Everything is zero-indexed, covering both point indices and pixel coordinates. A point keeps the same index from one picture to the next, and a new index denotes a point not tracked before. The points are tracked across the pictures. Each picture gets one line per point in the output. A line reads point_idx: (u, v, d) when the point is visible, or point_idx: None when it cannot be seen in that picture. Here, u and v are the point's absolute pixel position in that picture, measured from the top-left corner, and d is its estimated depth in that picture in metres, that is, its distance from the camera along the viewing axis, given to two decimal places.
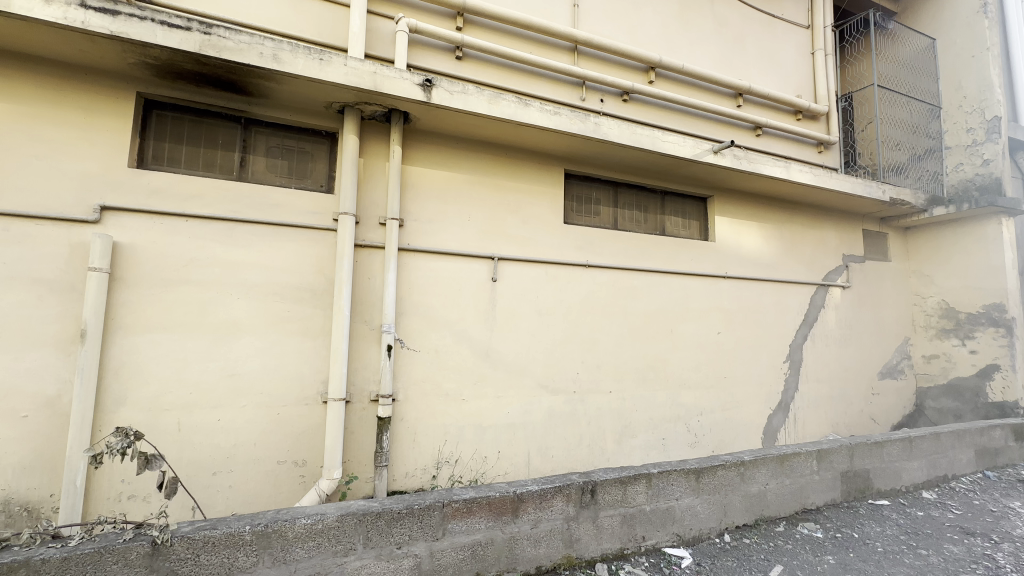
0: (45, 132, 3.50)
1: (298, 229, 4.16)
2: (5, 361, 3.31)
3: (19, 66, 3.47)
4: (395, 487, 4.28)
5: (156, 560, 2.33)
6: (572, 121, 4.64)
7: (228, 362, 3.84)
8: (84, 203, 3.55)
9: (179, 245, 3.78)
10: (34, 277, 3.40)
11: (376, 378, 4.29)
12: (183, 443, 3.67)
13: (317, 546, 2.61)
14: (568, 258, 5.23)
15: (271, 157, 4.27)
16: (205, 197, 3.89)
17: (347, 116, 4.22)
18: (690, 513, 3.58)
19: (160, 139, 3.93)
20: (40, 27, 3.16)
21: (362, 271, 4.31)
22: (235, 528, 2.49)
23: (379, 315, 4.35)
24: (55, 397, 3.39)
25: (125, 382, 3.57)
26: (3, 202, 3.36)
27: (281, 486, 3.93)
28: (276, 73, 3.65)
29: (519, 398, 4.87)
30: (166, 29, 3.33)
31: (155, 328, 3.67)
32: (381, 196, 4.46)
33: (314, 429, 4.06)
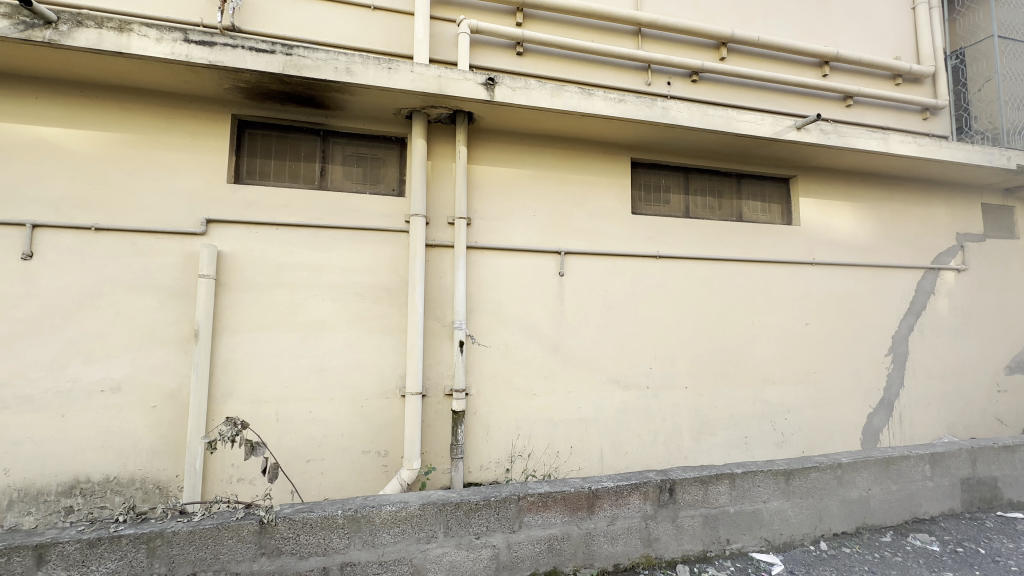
0: (160, 156, 3.97)
1: (374, 232, 4.39)
2: (137, 358, 3.81)
3: (137, 99, 3.96)
4: (471, 478, 4.41)
5: (264, 538, 2.58)
6: (638, 107, 4.48)
7: (316, 358, 4.15)
8: (192, 217, 3.98)
9: (271, 251, 4.13)
10: (157, 284, 3.88)
11: (450, 372, 4.44)
12: (281, 432, 4.02)
13: (402, 532, 2.76)
14: (637, 249, 5.07)
15: (347, 165, 4.53)
16: (291, 206, 4.21)
17: (415, 121, 4.38)
18: (780, 517, 3.35)
19: (252, 155, 4.31)
20: (153, 64, 3.57)
21: (433, 270, 4.47)
22: (329, 512, 2.69)
23: (450, 312, 4.48)
24: (176, 390, 3.85)
25: (231, 376, 3.97)
26: (131, 220, 3.86)
27: (366, 474, 4.18)
28: (350, 85, 3.86)
29: (590, 393, 4.81)
30: (254, 54, 3.64)
31: (254, 328, 4.05)
32: (449, 196, 4.58)
33: (394, 422, 4.27)
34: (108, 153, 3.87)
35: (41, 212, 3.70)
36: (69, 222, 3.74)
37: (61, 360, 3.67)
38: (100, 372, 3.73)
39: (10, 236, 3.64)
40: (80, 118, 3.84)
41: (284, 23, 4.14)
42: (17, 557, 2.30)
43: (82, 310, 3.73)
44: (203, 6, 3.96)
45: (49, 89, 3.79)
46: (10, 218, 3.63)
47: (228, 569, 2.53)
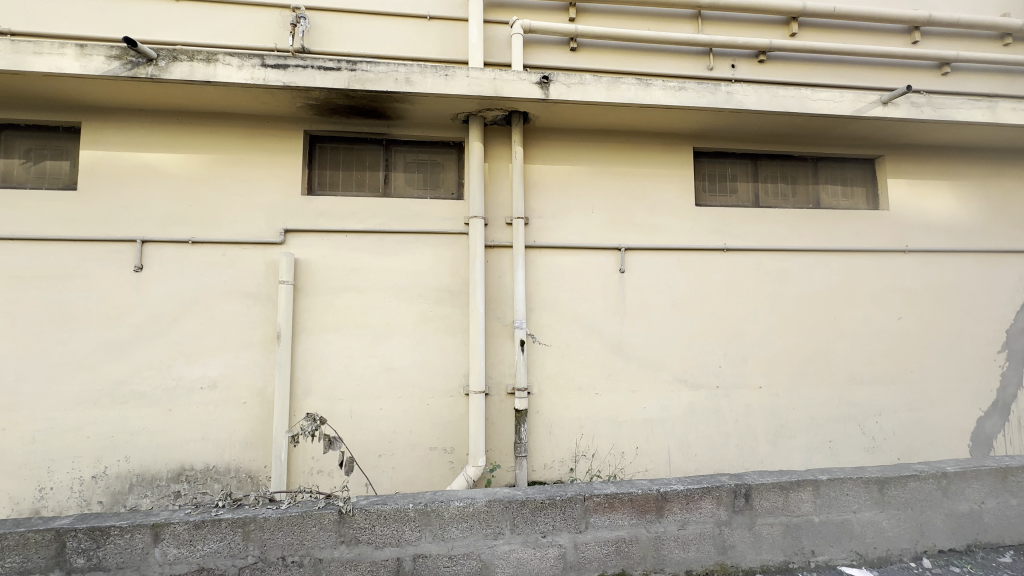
0: (244, 173, 4.33)
1: (436, 235, 4.52)
2: (229, 358, 4.18)
3: (224, 122, 4.34)
4: (535, 477, 4.43)
5: (344, 527, 2.74)
6: (700, 94, 4.28)
7: (385, 358, 4.35)
8: (273, 228, 4.31)
9: (342, 257, 4.38)
10: (245, 291, 4.24)
11: (512, 371, 4.48)
12: (355, 428, 4.26)
13: (470, 527, 2.83)
14: (702, 243, 4.85)
15: (409, 172, 4.70)
16: (359, 213, 4.44)
17: (472, 124, 4.47)
18: (874, 529, 3.07)
19: (323, 168, 4.59)
20: (236, 89, 3.90)
21: (493, 271, 4.53)
22: (401, 505, 2.81)
23: (510, 312, 4.53)
24: (263, 387, 4.19)
25: (309, 375, 4.25)
26: (221, 232, 4.25)
27: (434, 470, 4.32)
28: (410, 95, 4.02)
29: (655, 393, 4.67)
30: (322, 72, 3.87)
31: (328, 330, 4.31)
32: (506, 197, 4.62)
33: (459, 420, 4.38)
34: (201, 173, 4.28)
35: (148, 229, 4.17)
36: (171, 237, 4.18)
37: (167, 360, 4.11)
38: (199, 371, 4.14)
39: (124, 251, 4.13)
40: (177, 143, 4.28)
41: (348, 41, 4.38)
42: (138, 535, 2.61)
43: (183, 316, 4.16)
44: (277, 32, 4.26)
45: (152, 119, 4.26)
46: (124, 235, 4.13)
47: (312, 554, 2.71)
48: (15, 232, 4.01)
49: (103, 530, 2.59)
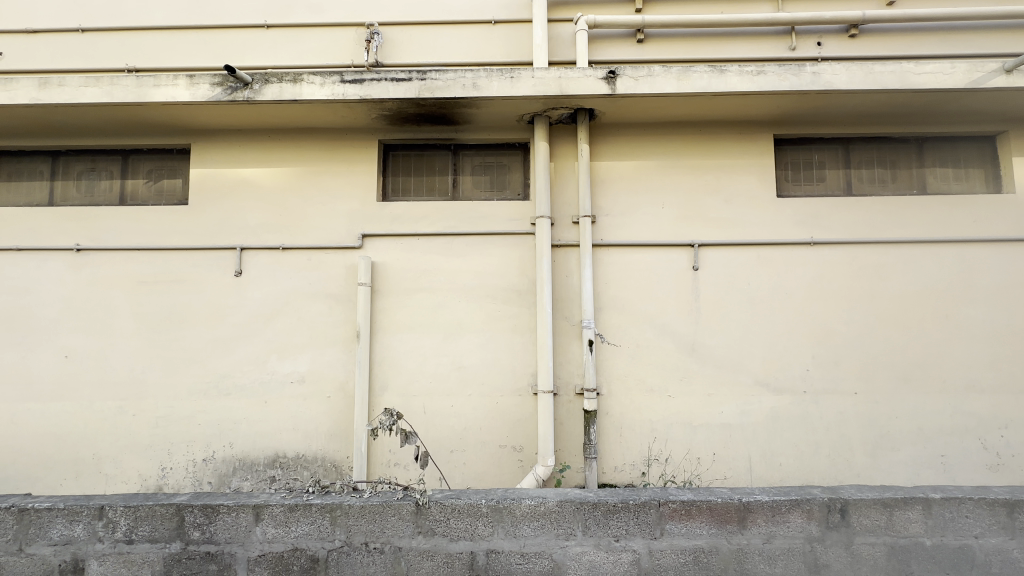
0: (326, 183, 4.65)
1: (503, 236, 4.58)
2: (315, 355, 4.50)
3: (308, 136, 4.70)
4: (606, 479, 4.35)
5: (421, 518, 2.86)
6: (781, 77, 4.00)
7: (455, 356, 4.47)
8: (352, 233, 4.59)
9: (415, 259, 4.57)
10: (328, 292, 4.55)
11: (580, 371, 4.43)
12: (428, 423, 4.42)
13: (542, 526, 2.84)
14: (786, 237, 4.52)
15: (476, 175, 4.80)
16: (429, 217, 4.60)
17: (538, 124, 4.49)
18: (1001, 558, 2.70)
19: (396, 174, 4.81)
20: (318, 106, 4.21)
21: (560, 270, 4.51)
22: (474, 500, 2.88)
23: (578, 311, 4.48)
24: (344, 382, 4.47)
25: (385, 372, 4.48)
26: (307, 239, 4.59)
27: (504, 468, 4.37)
28: (477, 99, 4.12)
29: (734, 397, 4.41)
30: (395, 84, 4.08)
31: (403, 329, 4.52)
32: (573, 196, 4.59)
33: (527, 419, 4.40)
34: (289, 184, 4.65)
35: (245, 237, 4.60)
36: (264, 244, 4.59)
37: (262, 356, 4.51)
38: (290, 366, 4.50)
39: (227, 258, 4.59)
40: (268, 158, 4.68)
41: (418, 52, 4.56)
42: (242, 513, 2.88)
43: (276, 316, 4.54)
44: (353, 49, 4.53)
45: (248, 137, 4.70)
46: (225, 244, 4.58)
47: (392, 542, 2.85)
48: (140, 243, 4.59)
49: (214, 507, 2.90)
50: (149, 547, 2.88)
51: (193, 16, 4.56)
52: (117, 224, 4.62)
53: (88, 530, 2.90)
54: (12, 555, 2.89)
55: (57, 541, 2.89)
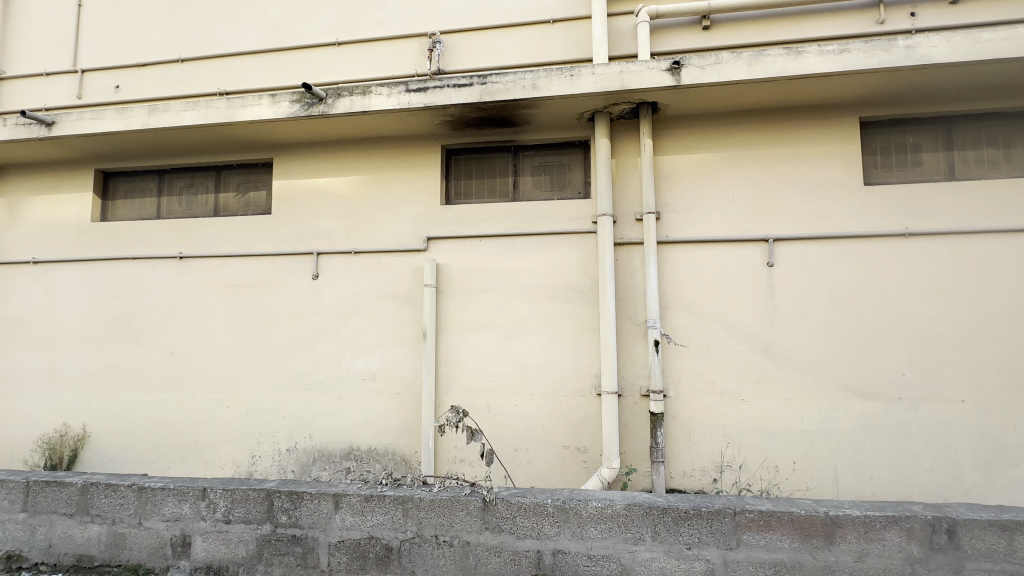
0: (393, 189, 4.86)
1: (564, 236, 4.55)
2: (385, 353, 4.72)
3: (376, 145, 4.93)
4: (674, 485, 4.20)
5: (488, 514, 2.91)
6: (868, 54, 3.67)
7: (518, 356, 4.51)
8: (418, 236, 4.77)
9: (477, 260, 4.67)
10: (396, 294, 4.75)
11: (645, 372, 4.31)
12: (492, 421, 4.49)
13: (609, 529, 2.79)
14: (875, 228, 4.14)
15: (536, 175, 4.80)
16: (491, 218, 4.68)
17: (598, 121, 4.42)
18: None
19: (458, 178, 4.92)
20: (385, 115, 4.41)
21: (623, 269, 4.42)
22: (540, 499, 2.89)
23: (642, 311, 4.37)
24: (412, 380, 4.65)
25: (451, 370, 4.61)
26: (377, 243, 4.83)
27: (568, 468, 4.35)
28: (537, 99, 4.13)
29: (816, 402, 4.10)
30: (457, 90, 4.19)
31: (467, 329, 4.62)
32: (636, 193, 4.48)
33: (591, 420, 4.35)
34: (359, 191, 4.91)
35: (321, 242, 4.92)
36: (338, 248, 4.87)
37: (338, 354, 4.80)
38: (362, 364, 4.75)
39: (305, 262, 4.92)
40: (340, 167, 4.97)
41: (478, 57, 4.65)
42: (323, 501, 3.08)
43: (349, 316, 4.81)
44: (417, 59, 4.71)
45: (323, 149, 5.02)
46: (304, 249, 4.92)
47: (461, 536, 2.93)
48: (232, 250, 5.04)
49: (299, 494, 3.12)
50: (244, 527, 3.15)
51: (274, 40, 4.94)
52: (212, 233, 5.11)
53: (194, 508, 3.22)
54: (134, 527, 3.28)
55: (168, 517, 3.24)
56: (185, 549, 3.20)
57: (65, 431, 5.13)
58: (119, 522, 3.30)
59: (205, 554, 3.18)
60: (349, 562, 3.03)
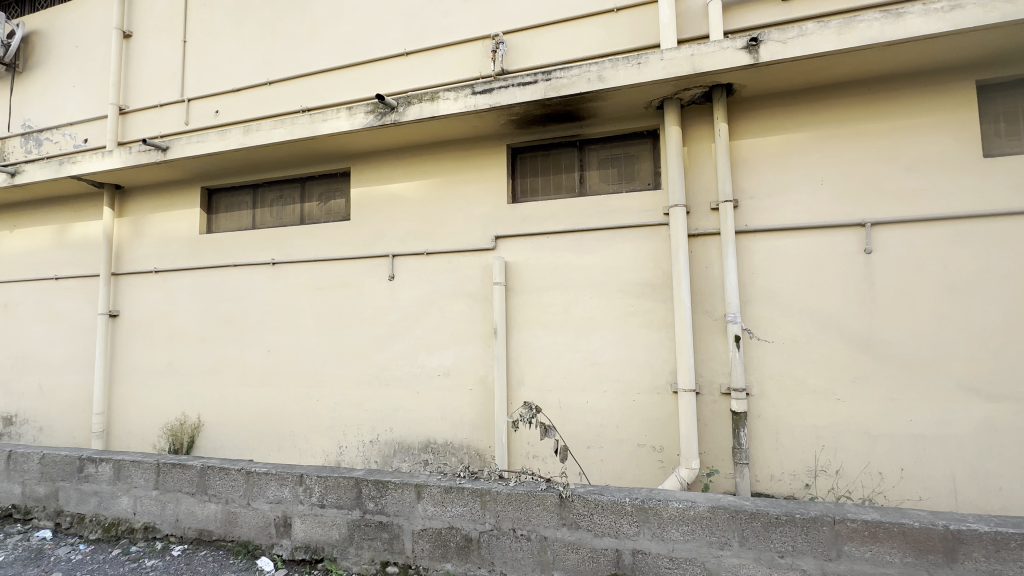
0: (461, 190, 4.99)
1: (634, 229, 4.43)
2: (458, 350, 4.87)
3: (444, 149, 5.09)
4: (760, 488, 3.97)
5: (565, 511, 2.91)
6: (986, 8, 3.22)
7: (589, 353, 4.46)
8: (486, 236, 4.86)
9: (545, 257, 4.67)
10: (467, 292, 4.87)
11: (726, 370, 4.10)
12: (564, 418, 4.49)
13: (692, 532, 2.69)
14: (998, 206, 3.63)
15: (603, 168, 4.72)
16: (558, 214, 4.66)
17: (668, 108, 4.25)
18: None
19: (524, 176, 4.95)
20: (452, 119, 4.54)
21: (698, 262, 4.23)
22: (617, 498, 2.85)
23: (721, 304, 4.15)
24: (484, 376, 4.75)
25: (521, 366, 4.67)
26: (447, 243, 4.99)
27: (643, 467, 4.24)
28: (603, 91, 4.06)
29: (927, 403, 3.68)
30: (521, 88, 4.22)
31: (537, 325, 4.65)
32: (711, 181, 4.26)
33: (667, 419, 4.20)
34: (429, 194, 5.10)
35: (396, 245, 5.17)
36: (411, 250, 5.09)
37: (413, 351, 5.01)
38: (436, 361, 4.93)
39: (382, 265, 5.19)
40: (412, 172, 5.19)
41: (541, 54, 4.65)
42: (406, 490, 3.24)
43: (423, 315, 5.01)
44: (480, 61, 4.79)
45: (395, 156, 5.27)
46: (380, 252, 5.20)
47: (538, 531, 2.95)
48: (317, 255, 5.44)
49: (384, 483, 3.31)
50: (336, 512, 3.40)
51: (348, 56, 5.26)
52: (299, 240, 5.54)
53: (293, 492, 3.52)
54: (243, 507, 3.65)
55: (272, 499, 3.57)
56: (287, 529, 3.51)
57: (184, 420, 5.80)
58: (232, 502, 3.68)
59: (304, 535, 3.47)
60: (431, 549, 3.17)
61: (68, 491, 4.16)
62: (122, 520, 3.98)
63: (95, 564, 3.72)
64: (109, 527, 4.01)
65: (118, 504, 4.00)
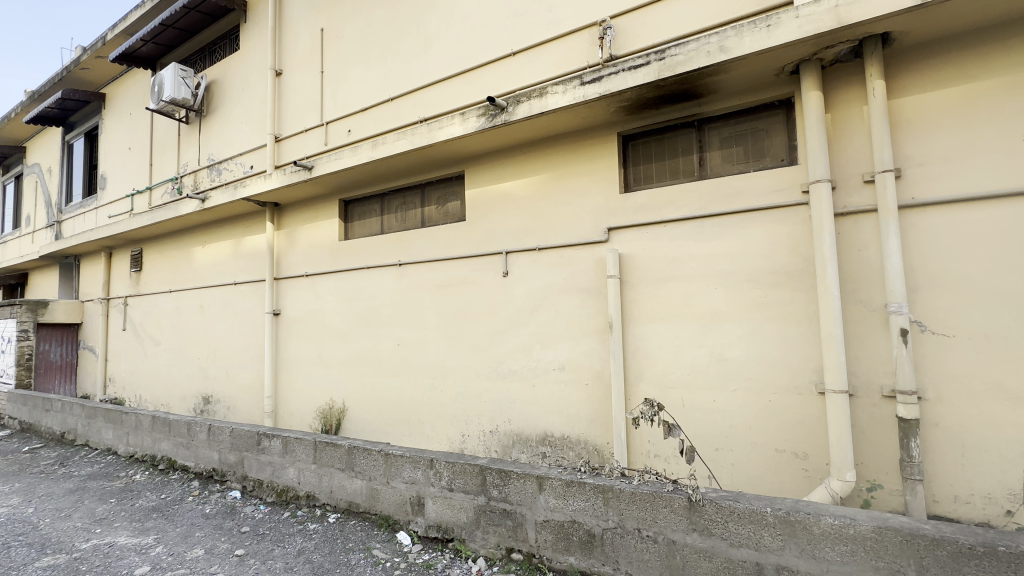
0: (571, 184, 4.96)
1: (766, 212, 4.00)
2: (572, 344, 4.85)
3: (553, 143, 5.10)
4: (940, 511, 3.33)
5: (696, 515, 2.74)
6: None
7: (715, 348, 4.14)
8: (598, 228, 4.76)
9: (663, 247, 4.44)
10: (580, 286, 4.83)
11: (888, 369, 3.52)
12: (689, 417, 4.23)
13: (852, 553, 2.37)
14: None
15: (726, 148, 4.34)
16: (676, 201, 4.39)
17: (805, 72, 3.74)
18: None
19: (637, 163, 4.75)
20: (561, 112, 4.52)
21: (848, 245, 3.69)
22: (757, 507, 2.60)
23: (880, 293, 3.57)
24: (600, 371, 4.67)
25: (639, 362, 4.50)
26: (558, 238, 4.99)
27: (784, 475, 3.83)
28: (725, 63, 3.72)
29: None
30: (633, 72, 4.04)
31: (655, 320, 4.45)
32: (864, 150, 3.68)
33: (813, 423, 3.73)
34: (539, 190, 5.15)
35: (508, 242, 5.31)
36: (524, 246, 5.19)
37: (529, 345, 5.11)
38: (551, 355, 4.97)
39: (496, 262, 5.38)
40: (522, 170, 5.29)
41: (653, 33, 4.41)
42: (528, 481, 3.32)
43: (537, 310, 5.08)
44: (587, 50, 4.69)
45: (506, 155, 5.41)
46: (494, 250, 5.39)
47: (665, 534, 2.82)
48: (437, 255, 5.81)
49: (506, 472, 3.43)
50: (464, 496, 3.60)
51: (460, 64, 5.52)
52: (421, 242, 5.97)
53: (425, 475, 3.81)
54: (383, 484, 4.05)
55: (407, 479, 3.91)
56: (421, 509, 3.82)
57: (332, 405, 6.63)
58: (374, 479, 4.11)
59: (435, 514, 3.74)
60: (554, 541, 3.20)
61: (250, 460, 4.99)
62: (290, 488, 4.67)
63: (272, 522, 4.42)
64: (281, 493, 4.73)
65: (286, 474, 4.70)
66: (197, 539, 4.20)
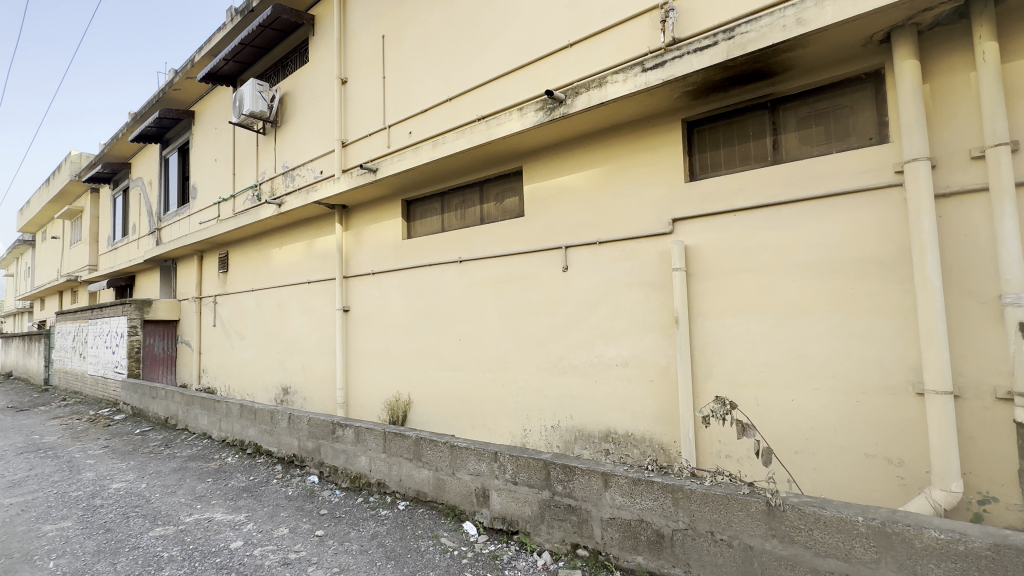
0: (633, 174, 4.82)
1: (852, 196, 3.67)
2: (635, 339, 4.73)
3: (613, 134, 4.98)
4: None
5: (776, 521, 2.58)
6: None
7: (794, 344, 3.87)
8: (662, 220, 4.60)
9: (733, 237, 4.20)
10: (643, 280, 4.69)
11: (1004, 368, 3.12)
12: (764, 417, 3.99)
13: (963, 571, 2.14)
14: None
15: (804, 128, 4.04)
16: (747, 188, 4.15)
17: (898, 40, 3.39)
18: None
19: (703, 150, 4.54)
20: (622, 102, 4.40)
21: (952, 229, 3.31)
22: (847, 515, 2.41)
23: (993, 283, 3.17)
24: (665, 367, 4.52)
25: (708, 358, 4.31)
26: (620, 230, 4.87)
27: (876, 483, 3.52)
28: (803, 36, 3.45)
29: None
30: (699, 54, 3.85)
31: (725, 314, 4.23)
32: (971, 122, 3.28)
33: (910, 427, 3.40)
34: (599, 182, 5.06)
35: (568, 236, 5.26)
36: (584, 240, 5.12)
37: (590, 340, 5.05)
38: (614, 350, 4.88)
39: (555, 257, 5.35)
40: (581, 163, 5.21)
41: (719, 11, 4.17)
42: (594, 478, 3.28)
43: (598, 304, 5.00)
44: (648, 35, 4.53)
45: (565, 149, 5.36)
46: (553, 245, 5.36)
47: (742, 539, 2.68)
48: (497, 251, 5.87)
49: (571, 468, 3.41)
50: (528, 490, 3.63)
51: (516, 60, 5.53)
52: (480, 238, 6.06)
53: (489, 467, 3.87)
54: (449, 475, 4.17)
55: (472, 471, 4.00)
56: (486, 501, 3.89)
57: (399, 397, 6.91)
58: (440, 469, 4.24)
59: (500, 506, 3.79)
60: (621, 539, 3.15)
61: (326, 447, 5.32)
62: (362, 475, 4.93)
63: (347, 507, 4.69)
64: (355, 479, 5.00)
65: (359, 462, 4.97)
66: (282, 518, 4.54)
